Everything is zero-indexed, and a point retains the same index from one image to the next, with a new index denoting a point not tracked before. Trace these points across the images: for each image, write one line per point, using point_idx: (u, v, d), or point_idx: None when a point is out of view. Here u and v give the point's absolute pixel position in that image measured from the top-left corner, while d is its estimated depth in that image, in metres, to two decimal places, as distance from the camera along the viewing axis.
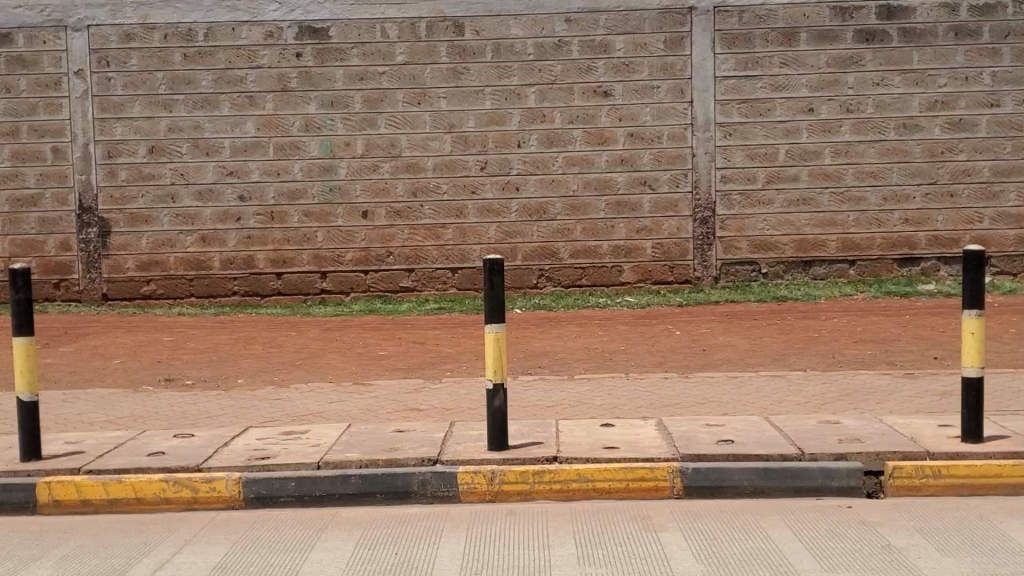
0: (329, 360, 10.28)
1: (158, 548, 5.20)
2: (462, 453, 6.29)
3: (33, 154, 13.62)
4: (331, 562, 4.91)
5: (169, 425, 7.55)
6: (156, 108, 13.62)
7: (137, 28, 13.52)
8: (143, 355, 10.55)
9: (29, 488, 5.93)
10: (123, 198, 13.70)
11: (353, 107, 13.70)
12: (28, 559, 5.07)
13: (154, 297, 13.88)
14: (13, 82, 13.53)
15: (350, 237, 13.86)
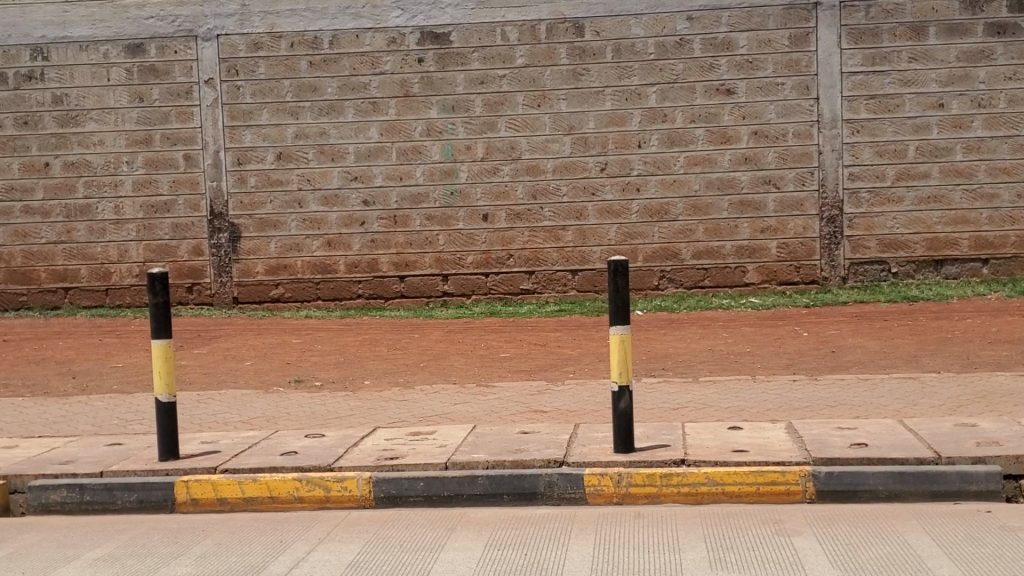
0: (453, 362, 10.34)
1: (293, 547, 5.29)
2: (588, 455, 6.25)
3: (166, 161, 13.95)
4: (461, 562, 4.93)
5: (299, 425, 7.67)
6: (284, 115, 13.89)
7: (264, 37, 13.81)
8: (273, 357, 10.77)
9: (168, 487, 6.09)
10: (252, 203, 13.99)
11: (475, 110, 13.79)
12: (168, 557, 5.20)
13: (282, 300, 14.15)
14: (146, 91, 13.89)
15: (472, 240, 13.95)
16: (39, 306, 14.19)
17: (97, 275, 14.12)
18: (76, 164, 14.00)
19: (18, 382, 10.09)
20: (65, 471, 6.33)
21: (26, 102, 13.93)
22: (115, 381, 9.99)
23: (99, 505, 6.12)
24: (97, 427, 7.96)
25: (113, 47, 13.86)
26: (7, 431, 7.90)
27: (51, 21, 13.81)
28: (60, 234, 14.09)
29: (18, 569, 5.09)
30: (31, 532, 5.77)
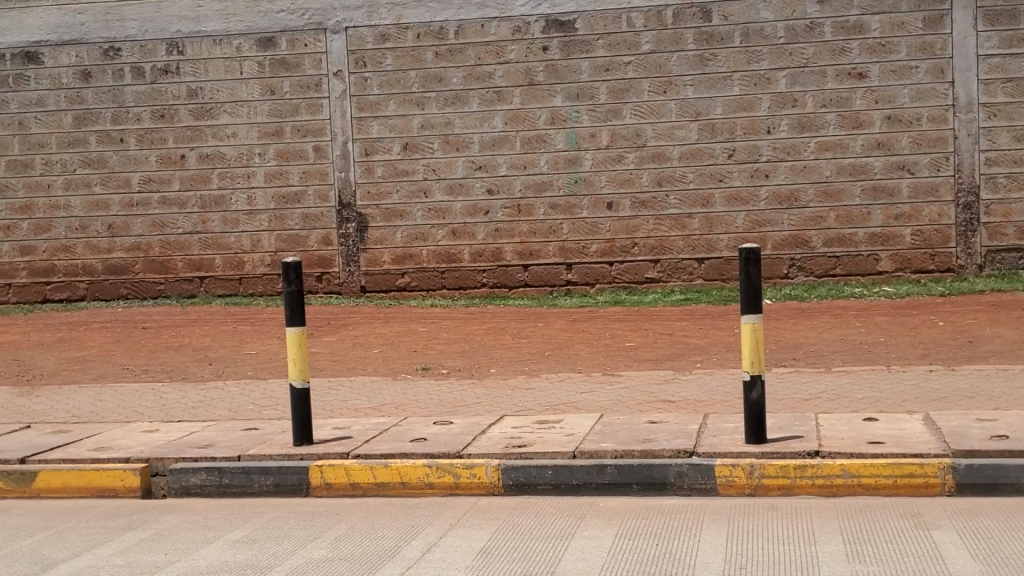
0: (578, 351, 10.33)
1: (425, 532, 5.34)
2: (719, 445, 6.17)
3: (296, 153, 14.20)
4: (592, 551, 4.91)
5: (427, 413, 7.74)
6: (410, 106, 14.04)
7: (391, 28, 13.97)
8: (400, 345, 10.90)
9: (302, 471, 6.22)
10: (379, 193, 14.17)
11: (599, 98, 13.73)
12: (304, 540, 5.31)
13: (409, 289, 14.31)
14: (277, 84, 14.16)
15: (596, 228, 13.91)
16: (176, 295, 14.48)
17: (231, 264, 14.40)
18: (211, 156, 14.31)
19: (157, 369, 10.40)
20: (205, 454, 6.50)
21: (163, 95, 14.29)
22: (249, 367, 10.25)
23: (236, 488, 6.28)
24: (233, 412, 8.16)
25: (246, 41, 14.15)
26: (148, 416, 8.15)
27: (186, 16, 14.16)
28: (196, 224, 14.39)
29: (162, 549, 5.25)
30: (172, 513, 5.95)
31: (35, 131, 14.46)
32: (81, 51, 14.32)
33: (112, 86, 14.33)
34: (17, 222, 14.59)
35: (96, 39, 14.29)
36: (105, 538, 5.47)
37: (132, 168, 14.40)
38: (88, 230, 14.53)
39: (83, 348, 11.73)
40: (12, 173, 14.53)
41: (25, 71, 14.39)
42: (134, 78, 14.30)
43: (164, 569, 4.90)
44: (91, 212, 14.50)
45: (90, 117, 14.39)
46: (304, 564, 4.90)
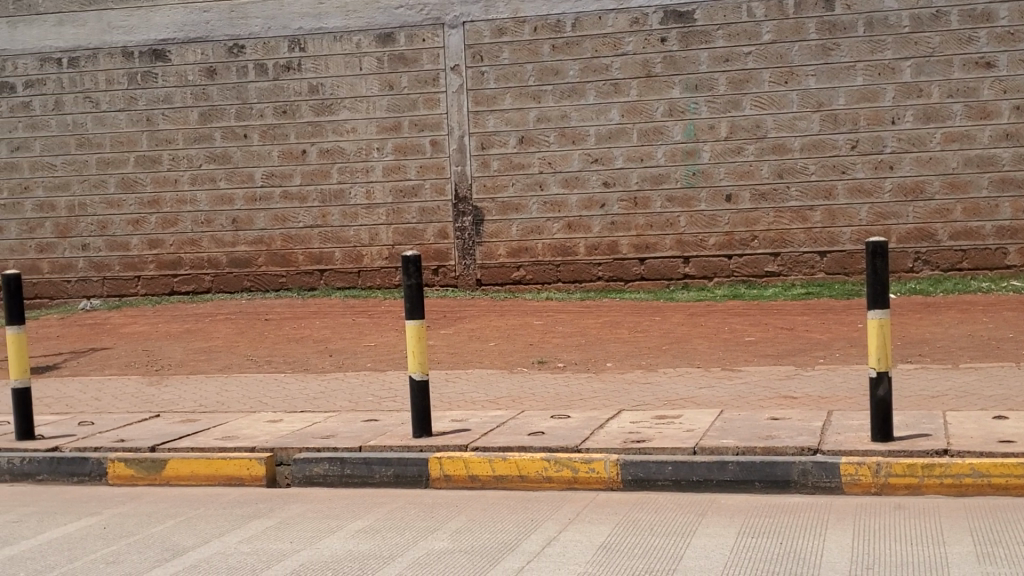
0: (696, 345, 10.22)
1: (544, 526, 5.34)
2: (843, 443, 6.04)
3: (414, 147, 14.33)
4: (714, 549, 4.85)
5: (544, 406, 7.73)
6: (526, 99, 14.05)
7: (509, 22, 14.02)
8: (516, 339, 10.92)
9: (422, 462, 6.28)
10: (495, 187, 14.23)
11: (718, 89, 13.57)
12: (425, 531, 5.36)
13: (524, 282, 14.34)
14: (395, 80, 14.31)
15: (714, 221, 13.75)
16: (296, 288, 14.74)
17: (350, 258, 14.60)
18: (331, 151, 14.51)
19: (280, 360, 10.60)
20: (327, 445, 6.62)
21: (286, 92, 14.54)
22: (368, 359, 10.38)
23: (357, 479, 6.37)
24: (354, 403, 8.28)
25: (365, 37, 14.33)
26: (271, 406, 8.31)
27: (308, 13, 14.38)
28: (316, 218, 14.60)
29: (287, 537, 5.35)
30: (296, 502, 6.06)
31: (163, 127, 14.81)
32: (206, 49, 14.66)
33: (236, 83, 14.63)
34: (145, 216, 14.94)
35: (220, 36, 14.61)
36: (232, 526, 5.59)
37: (255, 164, 14.67)
38: (212, 224, 14.82)
39: (209, 339, 12.01)
40: (141, 168, 14.90)
41: (153, 69, 14.76)
42: (257, 75, 14.58)
43: (289, 558, 4.99)
44: (215, 206, 14.79)
45: (214, 114, 14.71)
46: (425, 555, 4.94)
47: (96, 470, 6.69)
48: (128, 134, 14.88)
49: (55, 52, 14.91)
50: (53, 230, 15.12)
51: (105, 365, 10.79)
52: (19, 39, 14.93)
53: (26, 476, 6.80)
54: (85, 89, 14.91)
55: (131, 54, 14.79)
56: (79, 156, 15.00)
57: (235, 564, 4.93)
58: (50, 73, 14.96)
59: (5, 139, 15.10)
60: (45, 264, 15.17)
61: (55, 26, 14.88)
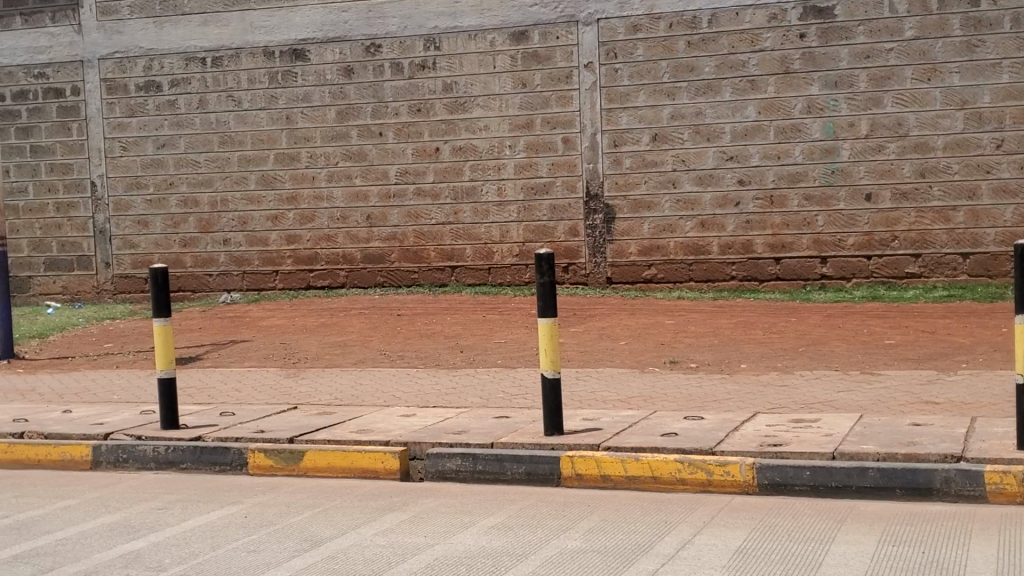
0: (832, 347, 10.00)
1: (679, 528, 5.29)
2: (989, 450, 5.83)
3: (546, 145, 14.36)
4: (854, 556, 4.73)
5: (677, 407, 7.65)
6: (661, 96, 13.96)
7: (644, 19, 13.95)
8: (648, 338, 10.84)
9: (554, 461, 6.28)
10: (627, 184, 14.17)
11: (859, 86, 13.31)
12: (558, 529, 5.35)
13: (656, 281, 14.25)
14: (528, 77, 14.35)
15: (853, 221, 13.48)
16: (428, 284, 14.90)
17: (481, 254, 14.70)
18: (464, 148, 14.62)
19: (413, 355, 10.72)
20: (460, 440, 6.66)
21: (420, 90, 14.70)
22: (499, 355, 10.42)
23: (490, 475, 6.41)
24: (486, 400, 8.32)
25: (499, 35, 14.40)
26: (404, 401, 8.42)
27: (444, 12, 14.54)
28: (448, 215, 14.74)
29: (421, 531, 5.40)
30: (429, 497, 6.12)
31: (301, 125, 15.12)
32: (345, 48, 14.92)
33: (372, 82, 14.85)
34: (283, 212, 15.26)
35: (358, 36, 14.86)
36: (368, 518, 5.67)
37: (390, 161, 14.86)
38: (348, 221, 15.07)
39: (343, 333, 12.21)
40: (279, 166, 15.23)
41: (293, 68, 15.09)
42: (393, 73, 14.78)
43: (424, 552, 5.04)
44: (351, 203, 15.04)
45: (351, 112, 14.95)
46: (559, 553, 4.93)
47: (237, 460, 6.88)
48: (268, 132, 15.23)
49: (199, 51, 15.36)
50: (196, 225, 15.56)
51: (245, 357, 11.07)
52: (166, 38, 15.46)
53: (170, 464, 7.02)
54: (228, 88, 15.32)
55: (271, 54, 15.13)
56: (221, 153, 15.40)
57: (372, 556, 4.99)
58: (194, 72, 15.41)
59: (151, 137, 15.60)
60: (187, 258, 15.63)
61: (199, 26, 15.35)
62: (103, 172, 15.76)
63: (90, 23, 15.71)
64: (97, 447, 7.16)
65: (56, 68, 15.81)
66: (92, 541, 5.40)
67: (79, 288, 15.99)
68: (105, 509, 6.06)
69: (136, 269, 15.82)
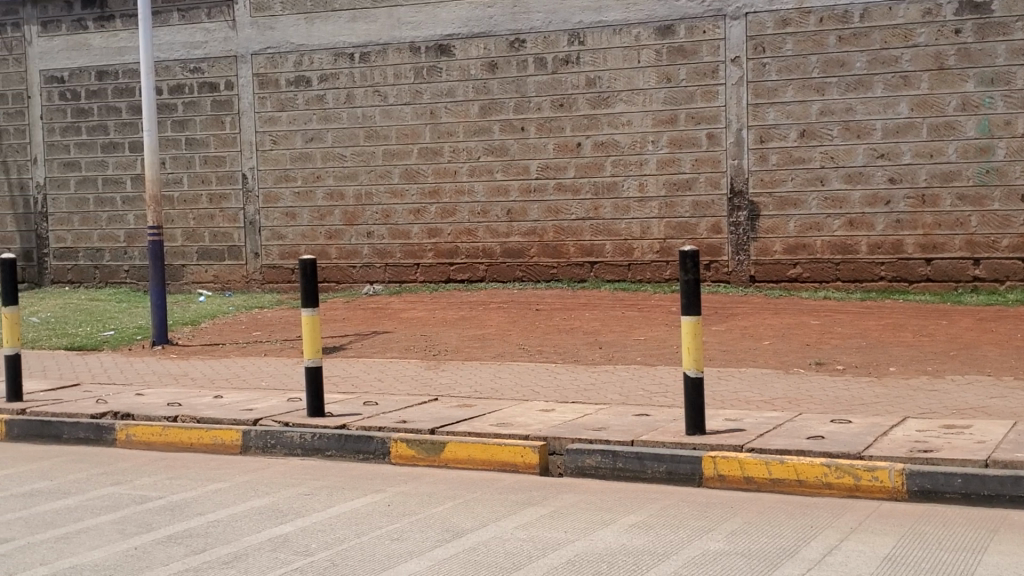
0: (985, 352, 9.65)
1: (824, 533, 5.17)
2: None
3: (690, 140, 14.20)
4: (1010, 568, 4.55)
5: (824, 409, 7.49)
6: (810, 92, 13.68)
7: (793, 13, 13.69)
8: (793, 338, 10.64)
9: (695, 461, 6.22)
10: (773, 181, 13.93)
11: (1017, 83, 12.86)
12: (700, 530, 5.29)
13: (801, 280, 13.98)
14: (673, 72, 14.21)
15: (1008, 221, 13.03)
16: (567, 279, 14.90)
17: (621, 250, 14.63)
18: (606, 144, 14.57)
19: (552, 349, 10.74)
20: (599, 437, 6.64)
21: (563, 85, 14.69)
22: (639, 353, 10.35)
23: (630, 473, 6.37)
24: (625, 397, 8.28)
25: (644, 29, 14.30)
26: (544, 395, 8.44)
27: (589, 7, 14.50)
28: (589, 211, 14.71)
29: (561, 527, 5.40)
30: (569, 492, 6.12)
31: (445, 120, 15.28)
32: (489, 43, 15.00)
33: (516, 77, 14.91)
34: (425, 206, 15.45)
35: (503, 31, 14.93)
36: (508, 512, 5.69)
37: (532, 156, 14.90)
38: (488, 215, 15.17)
39: (483, 327, 12.31)
40: (423, 160, 15.42)
41: (438, 63, 15.26)
42: (536, 69, 14.81)
43: (564, 547, 5.03)
44: (491, 197, 15.12)
45: (494, 107, 15.04)
46: (701, 554, 4.87)
47: (380, 450, 6.99)
48: (412, 126, 15.43)
49: (348, 47, 15.65)
50: (341, 217, 15.87)
51: (386, 348, 11.24)
52: (316, 34, 15.80)
53: (315, 451, 7.18)
54: (374, 83, 15.58)
55: (418, 50, 15.34)
56: (366, 148, 15.67)
57: (512, 549, 5.01)
58: (343, 67, 15.71)
59: (300, 131, 15.97)
60: (333, 250, 15.96)
61: (348, 22, 15.64)
62: (254, 165, 16.20)
63: (245, 19, 16.15)
64: (246, 432, 7.37)
65: (211, 64, 16.31)
66: (241, 524, 5.55)
67: (229, 277, 16.47)
68: (255, 493, 6.22)
69: (284, 260, 16.22)
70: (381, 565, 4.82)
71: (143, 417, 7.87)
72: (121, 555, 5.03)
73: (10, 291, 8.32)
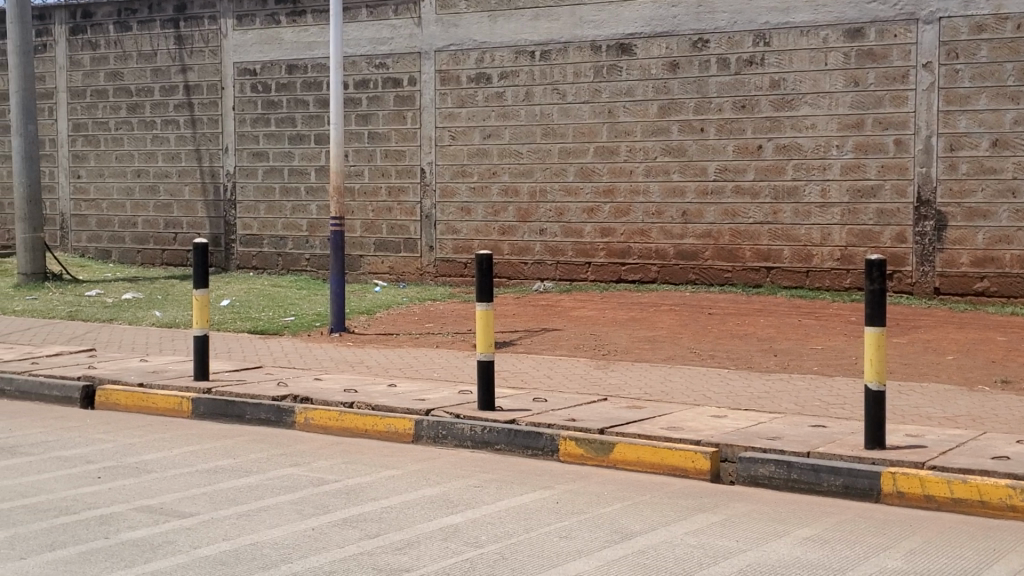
0: None
1: (1009, 558, 4.93)
2: None
3: (876, 146, 13.78)
4: None
5: (1010, 429, 7.17)
6: (1004, 100, 13.15)
7: (989, 19, 13.21)
8: (977, 354, 10.22)
9: (874, 476, 6.03)
10: (962, 191, 13.43)
11: None
12: (877, 547, 5.11)
13: (987, 295, 13.45)
14: (861, 76, 13.82)
15: None
16: (742, 283, 14.66)
17: (800, 256, 14.32)
18: (788, 147, 14.25)
19: (724, 355, 10.59)
20: (773, 446, 6.49)
21: (746, 86, 14.43)
22: (815, 362, 10.11)
23: (805, 485, 6.21)
24: (800, 406, 8.09)
25: (833, 32, 13.95)
26: (716, 401, 8.32)
27: (776, 7, 14.23)
28: (767, 215, 14.44)
29: (733, 535, 5.30)
30: (741, 501, 6.01)
31: (624, 119, 15.21)
32: (671, 43, 14.85)
33: (698, 77, 14.71)
34: (600, 204, 15.42)
35: (686, 30, 14.76)
36: (679, 517, 5.63)
37: (710, 157, 14.69)
38: (663, 216, 15.04)
39: (654, 328, 12.22)
40: (599, 159, 15.39)
41: (619, 62, 15.20)
42: (719, 69, 14.58)
43: (736, 557, 4.93)
44: (667, 198, 14.99)
45: (674, 107, 14.88)
46: (878, 571, 4.72)
47: (549, 446, 7.00)
48: (590, 125, 15.42)
49: (530, 45, 15.75)
50: (515, 214, 16.00)
51: (557, 346, 11.28)
52: (499, 32, 15.95)
53: (485, 444, 7.24)
54: (554, 81, 15.62)
55: (599, 48, 15.32)
56: (544, 145, 15.74)
57: (682, 555, 4.94)
58: (524, 65, 15.82)
59: (479, 127, 16.15)
60: (506, 245, 16.10)
61: (531, 20, 15.74)
62: (432, 159, 16.47)
63: (430, 17, 16.42)
64: (419, 421, 7.50)
65: (395, 59, 16.65)
66: (413, 512, 5.63)
67: (405, 269, 16.81)
68: (426, 482, 6.32)
69: (457, 254, 16.45)
70: (550, 562, 4.82)
71: (322, 401, 8.09)
72: (299, 535, 5.17)
73: (201, 274, 8.67)
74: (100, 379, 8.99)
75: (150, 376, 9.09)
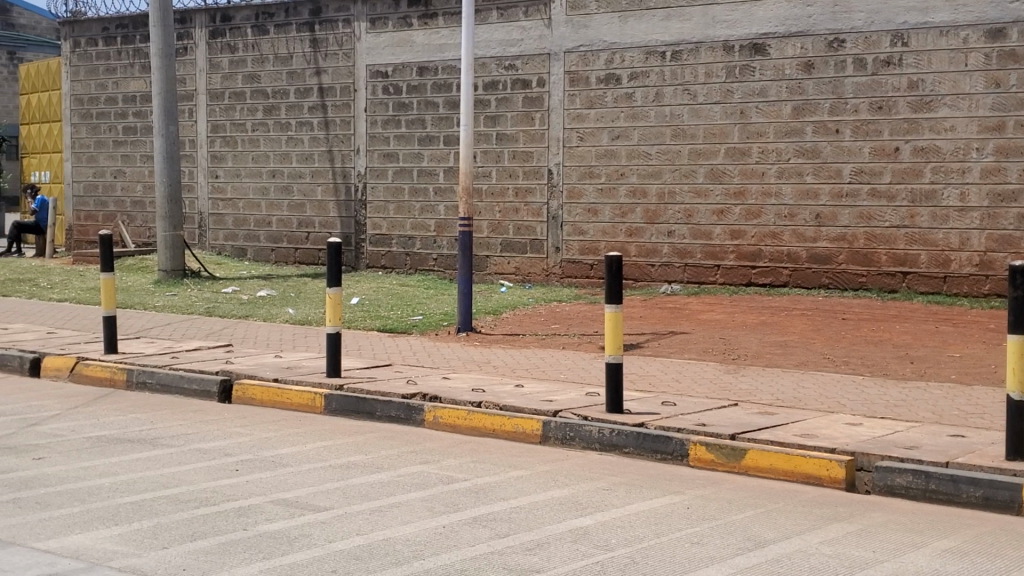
0: None
1: None
2: None
3: (1019, 148, 13.34)
4: None
5: None
6: None
7: None
8: None
9: (1015, 488, 5.81)
10: None
11: None
12: (1021, 561, 4.92)
13: None
14: (1003, 78, 13.40)
15: None
16: (877, 289, 14.30)
17: (937, 262, 13.91)
18: (926, 149, 13.86)
19: (858, 361, 10.34)
20: (910, 456, 6.30)
21: (882, 87, 14.08)
22: (953, 370, 9.80)
23: (943, 496, 6.01)
24: (938, 416, 7.84)
25: (974, 32, 13.54)
26: (849, 408, 8.12)
27: (914, 7, 13.85)
28: (904, 218, 14.06)
29: (870, 545, 5.16)
30: (876, 511, 5.84)
31: (755, 120, 14.96)
32: (806, 43, 14.56)
33: (834, 77, 14.40)
34: (729, 207, 15.21)
35: (821, 30, 14.45)
36: (812, 526, 5.50)
37: (846, 159, 14.37)
38: (795, 218, 14.76)
39: (785, 333, 12.00)
40: (729, 160, 15.17)
41: (751, 62, 14.96)
42: (856, 69, 14.24)
43: (873, 567, 4.80)
44: (800, 200, 14.71)
45: (808, 108, 14.59)
46: None
47: (678, 450, 6.93)
48: (721, 126, 15.21)
49: (660, 45, 15.63)
50: (642, 215, 15.89)
51: (685, 349, 11.17)
52: (629, 32, 15.87)
53: (614, 447, 7.20)
54: (684, 82, 15.47)
55: (731, 48, 15.10)
56: (672, 146, 15.60)
57: (817, 565, 4.82)
58: (654, 66, 15.70)
59: (607, 128, 16.10)
60: (633, 247, 16.01)
61: (662, 20, 15.62)
62: (560, 160, 16.47)
63: (560, 18, 16.43)
64: (547, 422, 7.49)
65: (524, 61, 16.70)
66: (543, 513, 5.62)
67: (531, 270, 16.86)
68: (555, 483, 6.30)
69: (584, 255, 16.41)
70: (680, 567, 4.76)
71: (450, 400, 8.13)
72: (430, 532, 5.20)
73: (335, 273, 8.81)
74: (236, 374, 9.21)
75: (284, 372, 9.28)
